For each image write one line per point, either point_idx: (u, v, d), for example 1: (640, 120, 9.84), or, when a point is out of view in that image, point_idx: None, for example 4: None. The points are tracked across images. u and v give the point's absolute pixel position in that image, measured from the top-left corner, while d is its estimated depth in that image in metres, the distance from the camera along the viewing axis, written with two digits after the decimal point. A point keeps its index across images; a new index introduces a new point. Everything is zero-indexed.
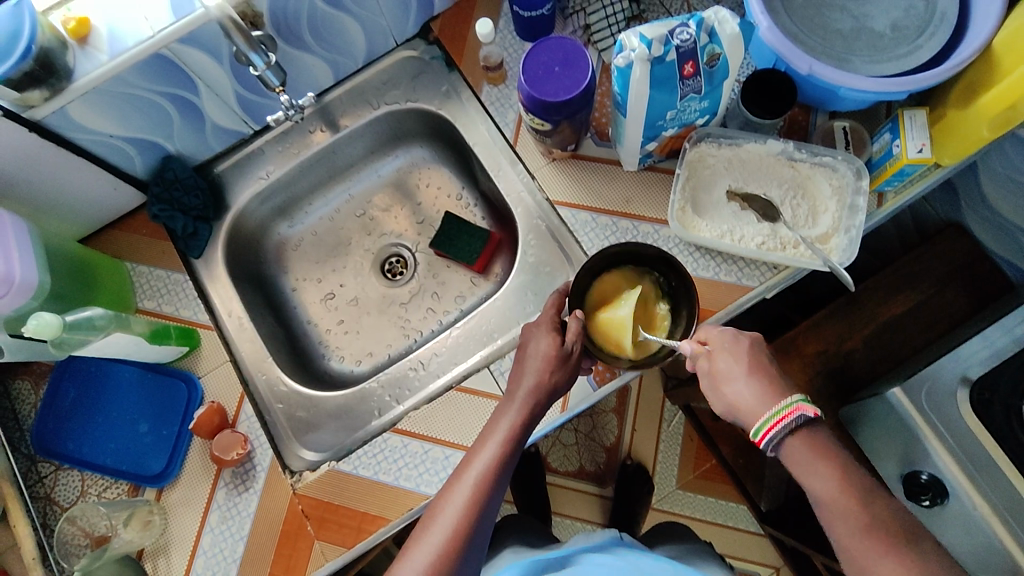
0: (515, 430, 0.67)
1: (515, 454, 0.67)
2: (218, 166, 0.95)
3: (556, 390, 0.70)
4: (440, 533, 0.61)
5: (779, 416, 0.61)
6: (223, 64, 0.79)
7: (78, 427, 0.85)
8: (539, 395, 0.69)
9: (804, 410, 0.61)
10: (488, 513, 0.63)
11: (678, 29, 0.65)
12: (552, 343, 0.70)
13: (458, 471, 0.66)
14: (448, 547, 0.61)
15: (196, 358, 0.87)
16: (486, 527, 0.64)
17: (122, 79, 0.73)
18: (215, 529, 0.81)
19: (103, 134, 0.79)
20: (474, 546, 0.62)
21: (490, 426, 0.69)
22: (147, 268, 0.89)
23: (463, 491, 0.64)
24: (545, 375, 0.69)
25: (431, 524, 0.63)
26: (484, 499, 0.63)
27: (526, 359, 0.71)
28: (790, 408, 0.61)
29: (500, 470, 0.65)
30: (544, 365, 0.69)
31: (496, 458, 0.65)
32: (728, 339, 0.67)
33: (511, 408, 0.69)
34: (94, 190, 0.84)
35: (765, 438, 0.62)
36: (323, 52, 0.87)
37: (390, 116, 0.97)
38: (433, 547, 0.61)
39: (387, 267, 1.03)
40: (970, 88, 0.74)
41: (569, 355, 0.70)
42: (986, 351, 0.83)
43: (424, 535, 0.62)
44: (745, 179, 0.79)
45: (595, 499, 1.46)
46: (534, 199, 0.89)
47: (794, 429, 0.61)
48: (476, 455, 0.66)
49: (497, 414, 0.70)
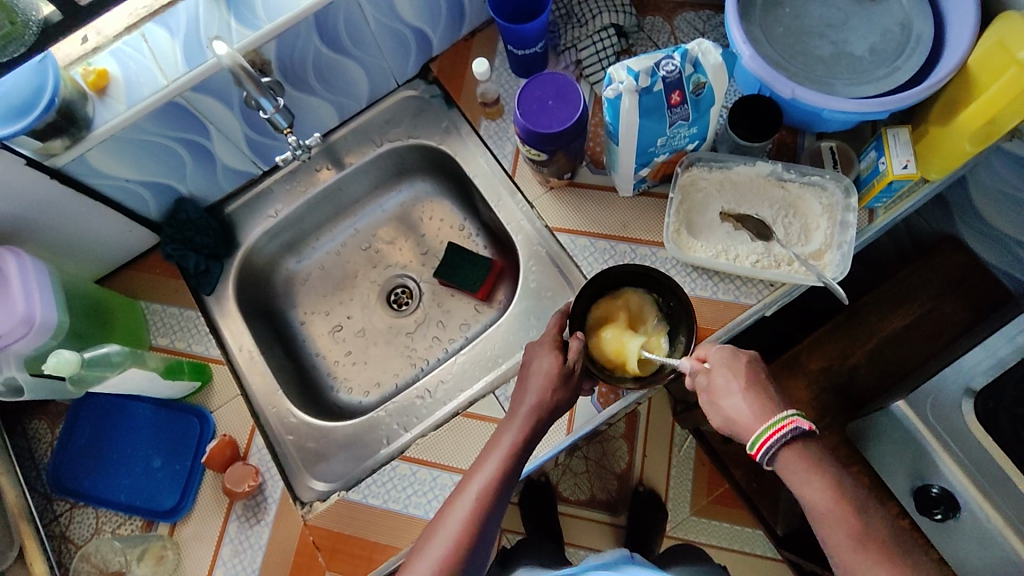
0: (516, 446, 0.68)
1: (518, 469, 0.68)
2: (229, 206, 0.98)
3: (559, 408, 0.71)
4: (440, 547, 0.63)
5: (774, 429, 0.62)
6: (234, 108, 0.83)
7: (93, 464, 0.86)
8: (544, 412, 0.70)
9: (799, 424, 0.62)
10: (489, 527, 0.65)
11: (664, 61, 0.69)
12: (556, 364, 0.71)
13: (460, 486, 0.68)
14: (449, 562, 0.62)
15: (208, 393, 0.89)
16: (487, 542, 0.65)
17: (138, 127, 0.77)
18: (228, 563, 0.82)
19: (120, 179, 0.83)
20: (474, 559, 0.64)
21: (492, 443, 0.70)
22: (160, 306, 0.92)
23: (464, 506, 0.65)
24: (548, 393, 0.70)
25: (433, 540, 0.64)
26: (484, 516, 0.64)
27: (528, 376, 0.72)
28: (786, 420, 0.62)
29: (501, 485, 0.66)
30: (548, 383, 0.70)
31: (498, 473, 0.67)
32: (729, 358, 0.68)
33: (512, 424, 0.70)
34: (111, 232, 0.88)
35: (763, 448, 0.62)
36: (328, 94, 0.91)
37: (392, 153, 1.01)
38: (433, 562, 0.62)
39: (392, 298, 1.06)
40: (950, 105, 0.76)
41: (571, 373, 0.71)
42: (989, 362, 0.83)
43: (426, 549, 0.64)
44: (737, 202, 0.82)
45: (607, 527, 1.45)
46: (533, 227, 0.91)
47: (789, 442, 0.62)
48: (477, 470, 0.68)
49: (500, 430, 0.71)
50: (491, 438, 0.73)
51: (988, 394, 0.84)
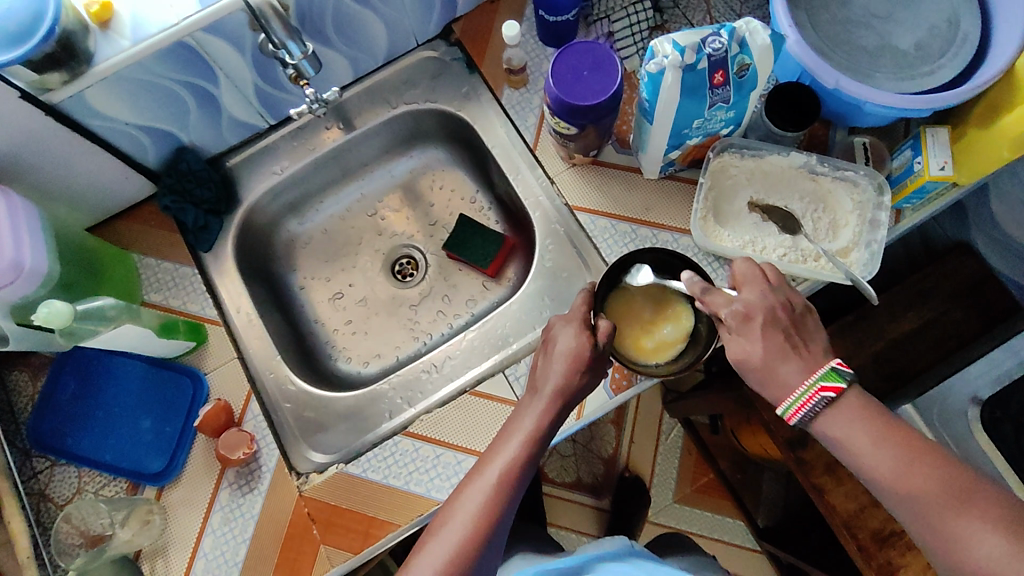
0: (539, 428, 0.66)
1: (539, 452, 0.66)
2: (230, 160, 0.93)
3: (583, 390, 0.69)
4: (459, 530, 0.60)
5: (804, 398, 0.59)
6: (246, 55, 0.78)
7: (77, 421, 0.82)
8: (567, 397, 0.68)
9: (827, 390, 0.59)
10: (507, 512, 0.62)
11: (710, 37, 0.66)
12: (582, 344, 0.68)
13: (479, 466, 0.65)
14: (467, 545, 0.60)
15: (202, 354, 0.85)
16: (506, 526, 0.63)
17: (144, 66, 0.71)
18: (217, 531, 0.79)
19: (119, 122, 0.77)
20: (493, 543, 0.61)
21: (513, 422, 0.68)
22: (154, 260, 0.87)
23: (483, 488, 0.62)
24: (574, 375, 0.68)
25: (451, 520, 0.62)
26: (504, 500, 0.62)
27: (552, 356, 0.70)
28: (813, 390, 0.59)
29: (522, 469, 0.64)
30: (574, 364, 0.68)
31: (520, 455, 0.64)
32: (761, 315, 0.63)
33: (536, 404, 0.68)
34: (107, 178, 0.83)
35: (795, 417, 0.60)
36: (345, 48, 0.86)
37: (408, 115, 0.96)
38: (451, 544, 0.60)
39: (397, 268, 1.02)
40: (992, 107, 0.74)
41: (597, 354, 0.68)
42: (993, 374, 0.86)
43: (442, 530, 0.61)
44: (767, 192, 0.80)
45: (592, 511, 1.44)
46: (553, 204, 0.88)
47: (819, 411, 0.59)
48: (498, 452, 0.65)
49: (522, 410, 0.69)
50: (511, 418, 0.70)
51: (995, 404, 0.87)
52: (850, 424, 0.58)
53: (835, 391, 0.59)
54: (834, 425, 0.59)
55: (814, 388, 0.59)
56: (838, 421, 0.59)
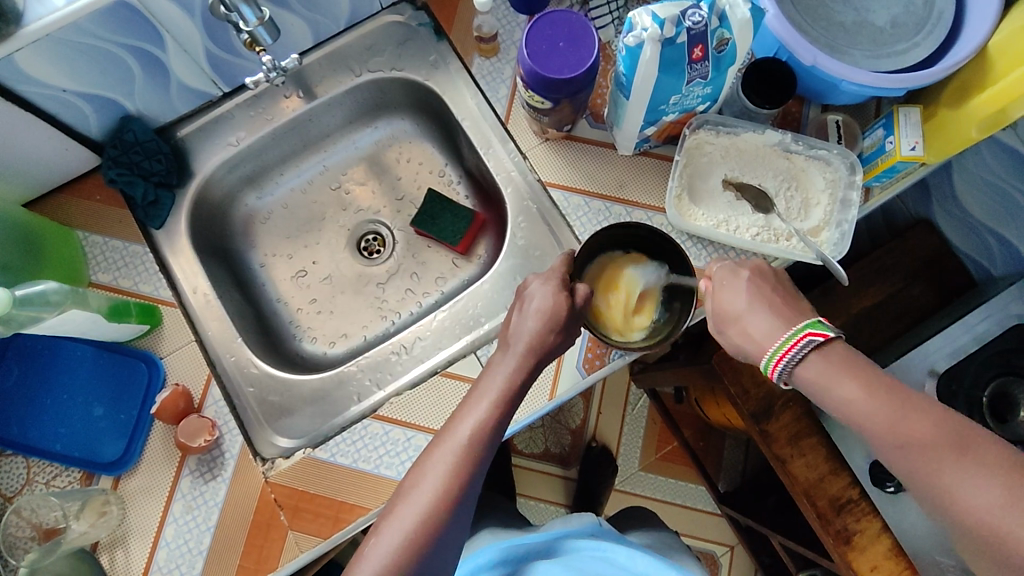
0: (510, 387, 0.64)
1: (511, 412, 0.64)
2: (180, 130, 0.88)
3: (555, 352, 0.66)
4: (429, 492, 0.58)
5: (789, 344, 0.60)
6: (195, 18, 0.72)
7: (22, 409, 0.77)
8: (543, 352, 0.65)
9: (812, 337, 0.60)
10: (478, 471, 0.60)
11: (690, 10, 0.63)
12: (563, 302, 0.66)
13: (448, 425, 0.63)
14: (437, 506, 0.58)
15: (158, 337, 0.81)
16: (477, 486, 0.61)
17: (77, 27, 0.65)
18: (179, 519, 0.76)
19: (55, 89, 0.71)
20: (464, 504, 0.59)
21: (484, 380, 0.65)
22: (100, 238, 0.82)
23: (453, 450, 0.60)
24: (551, 332, 0.65)
25: (419, 481, 0.59)
26: (474, 460, 0.60)
27: (525, 311, 0.66)
28: (798, 336, 0.60)
29: (493, 428, 0.62)
30: (549, 322, 0.65)
31: (492, 415, 0.62)
32: None
33: (507, 361, 0.65)
34: (43, 150, 0.77)
35: (779, 364, 0.61)
36: (304, 11, 0.81)
37: (373, 84, 0.92)
38: (422, 506, 0.58)
39: (363, 244, 0.98)
40: (963, 88, 0.74)
41: (575, 317, 0.66)
42: (949, 349, 0.90)
43: (412, 492, 0.59)
44: (741, 170, 0.79)
45: (559, 480, 1.45)
46: (525, 179, 0.86)
47: (804, 358, 0.60)
48: (469, 411, 0.63)
49: (493, 366, 0.66)
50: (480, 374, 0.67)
51: (951, 376, 0.90)
52: (837, 370, 0.59)
53: (821, 337, 0.60)
54: (821, 373, 0.59)
55: (801, 334, 0.60)
56: (824, 368, 0.59)
